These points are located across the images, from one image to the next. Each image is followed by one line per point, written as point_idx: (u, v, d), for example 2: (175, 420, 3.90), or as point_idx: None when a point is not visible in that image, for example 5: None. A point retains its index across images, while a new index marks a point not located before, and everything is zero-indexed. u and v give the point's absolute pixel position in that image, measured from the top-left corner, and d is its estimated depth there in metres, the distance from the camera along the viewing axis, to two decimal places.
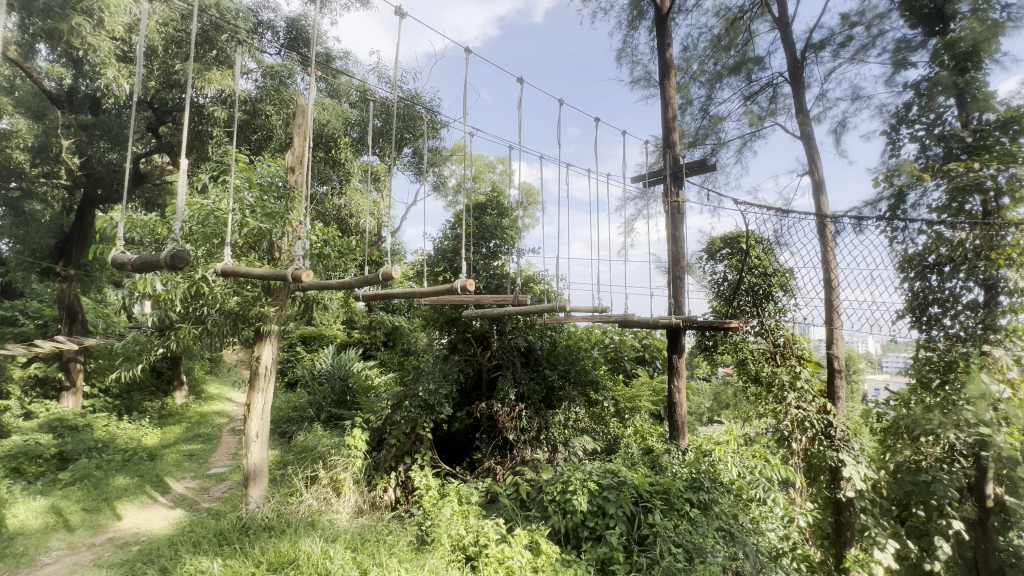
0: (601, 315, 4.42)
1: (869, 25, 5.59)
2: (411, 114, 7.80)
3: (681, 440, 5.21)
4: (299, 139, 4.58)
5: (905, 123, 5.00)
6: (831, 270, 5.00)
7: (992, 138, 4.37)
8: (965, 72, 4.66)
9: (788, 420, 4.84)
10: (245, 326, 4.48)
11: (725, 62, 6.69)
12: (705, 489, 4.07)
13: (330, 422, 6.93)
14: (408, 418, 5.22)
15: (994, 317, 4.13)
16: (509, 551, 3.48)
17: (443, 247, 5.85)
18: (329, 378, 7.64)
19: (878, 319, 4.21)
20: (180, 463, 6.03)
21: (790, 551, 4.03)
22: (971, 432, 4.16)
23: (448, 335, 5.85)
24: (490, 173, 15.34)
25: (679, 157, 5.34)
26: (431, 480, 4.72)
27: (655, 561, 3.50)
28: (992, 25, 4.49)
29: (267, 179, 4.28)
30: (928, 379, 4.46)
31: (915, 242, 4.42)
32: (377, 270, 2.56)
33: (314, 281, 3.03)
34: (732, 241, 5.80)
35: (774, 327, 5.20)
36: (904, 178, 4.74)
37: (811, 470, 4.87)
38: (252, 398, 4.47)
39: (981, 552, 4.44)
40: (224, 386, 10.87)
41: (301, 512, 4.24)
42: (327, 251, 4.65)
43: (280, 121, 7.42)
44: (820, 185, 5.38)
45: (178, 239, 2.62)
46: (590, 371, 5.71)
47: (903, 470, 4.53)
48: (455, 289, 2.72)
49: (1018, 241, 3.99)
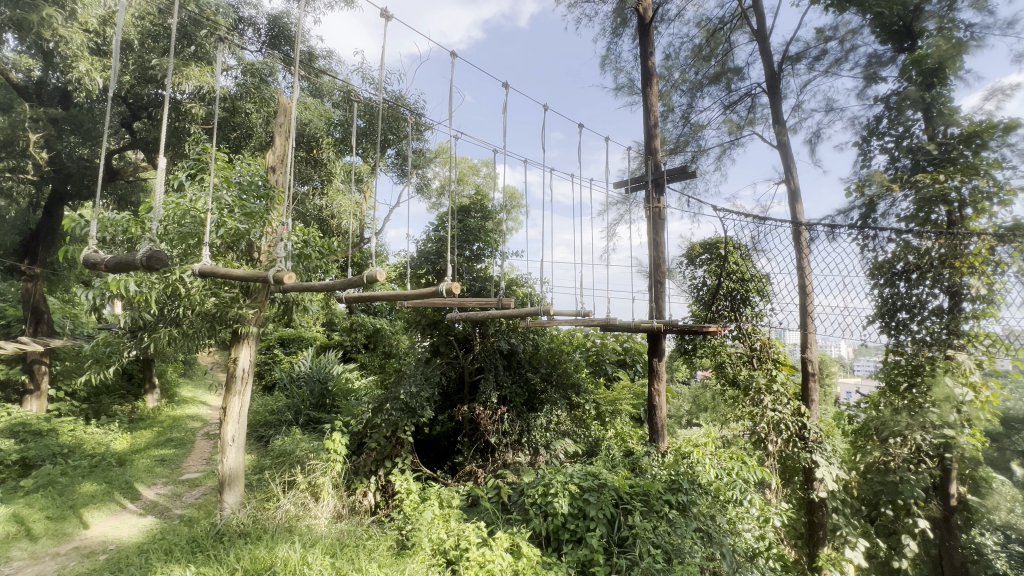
0: (583, 318, 4.48)
1: (842, 40, 5.81)
2: (395, 115, 7.73)
3: (661, 442, 5.28)
4: (281, 138, 4.57)
5: (876, 135, 5.19)
6: (805, 276, 5.15)
7: (955, 151, 4.58)
8: (931, 87, 4.88)
9: (764, 422, 4.95)
10: (221, 328, 4.41)
11: (706, 71, 6.87)
12: (683, 490, 4.16)
13: (308, 426, 6.84)
14: (389, 422, 5.20)
15: (957, 323, 4.31)
16: (489, 555, 3.47)
17: (427, 249, 5.82)
18: (308, 381, 7.48)
19: (849, 325, 4.39)
20: (152, 468, 5.86)
21: (765, 551, 4.14)
22: (936, 434, 4.33)
23: (430, 338, 5.84)
24: (473, 176, 15.33)
25: (660, 163, 5.43)
26: (412, 483, 4.69)
27: (634, 563, 3.54)
28: (956, 44, 4.75)
29: (246, 177, 4.18)
30: (896, 382, 4.60)
31: (885, 250, 4.57)
32: (361, 273, 2.53)
33: (296, 283, 2.98)
34: (711, 246, 5.90)
35: (751, 331, 5.30)
36: (875, 188, 4.97)
37: (785, 472, 4.98)
38: (228, 402, 4.38)
39: (945, 549, 4.69)
40: (199, 389, 10.59)
41: (277, 518, 4.16)
42: (308, 252, 4.59)
43: (260, 120, 7.35)
44: (796, 193, 5.56)
45: (154, 239, 2.56)
46: (572, 373, 5.74)
47: (872, 470, 4.69)
48: (440, 292, 2.71)
49: (980, 250, 4.17)
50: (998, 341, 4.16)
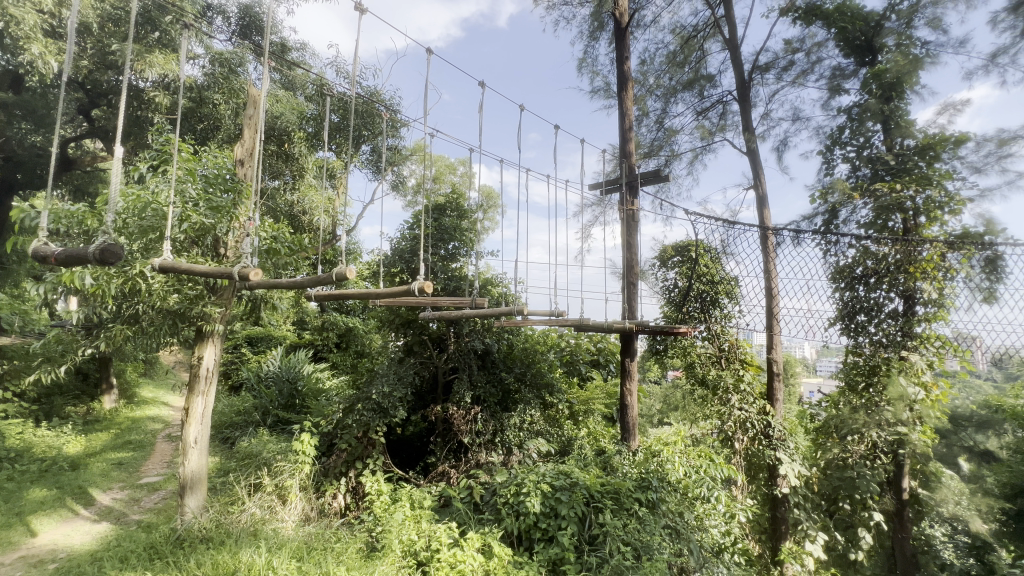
0: (557, 318, 4.50)
1: (808, 52, 6.02)
2: (370, 110, 7.60)
3: (632, 441, 5.37)
4: (249, 131, 4.43)
5: (838, 144, 5.41)
6: (772, 279, 5.33)
7: (911, 162, 4.83)
8: (890, 100, 5.11)
9: (731, 421, 5.09)
10: (185, 326, 4.26)
11: (679, 78, 7.01)
12: (653, 488, 4.23)
13: (276, 427, 6.66)
14: (360, 422, 5.12)
15: (911, 325, 4.53)
16: (461, 555, 3.45)
17: (401, 248, 5.74)
18: (277, 381, 7.30)
19: (812, 326, 4.57)
20: (108, 473, 5.60)
21: (731, 546, 4.27)
22: (891, 431, 4.53)
23: (404, 337, 5.77)
24: (450, 175, 15.23)
25: (635, 166, 5.52)
26: (383, 485, 4.63)
27: (604, 561, 3.59)
28: (913, 60, 5.01)
29: (212, 170, 4.04)
30: (854, 382, 4.80)
31: (846, 255, 4.76)
32: (331, 270, 2.48)
33: (263, 280, 2.90)
34: (683, 249, 6.02)
35: (720, 332, 5.44)
36: (837, 196, 5.18)
37: (751, 469, 5.14)
38: (191, 402, 4.24)
39: (898, 541, 4.93)
40: (160, 389, 10.18)
41: (242, 522, 4.05)
42: (277, 248, 4.46)
43: (229, 111, 7.12)
44: (764, 199, 5.73)
45: (110, 233, 2.45)
46: (545, 373, 5.77)
47: (832, 466, 4.85)
48: (412, 291, 2.68)
49: (932, 256, 4.40)
50: (948, 342, 4.38)
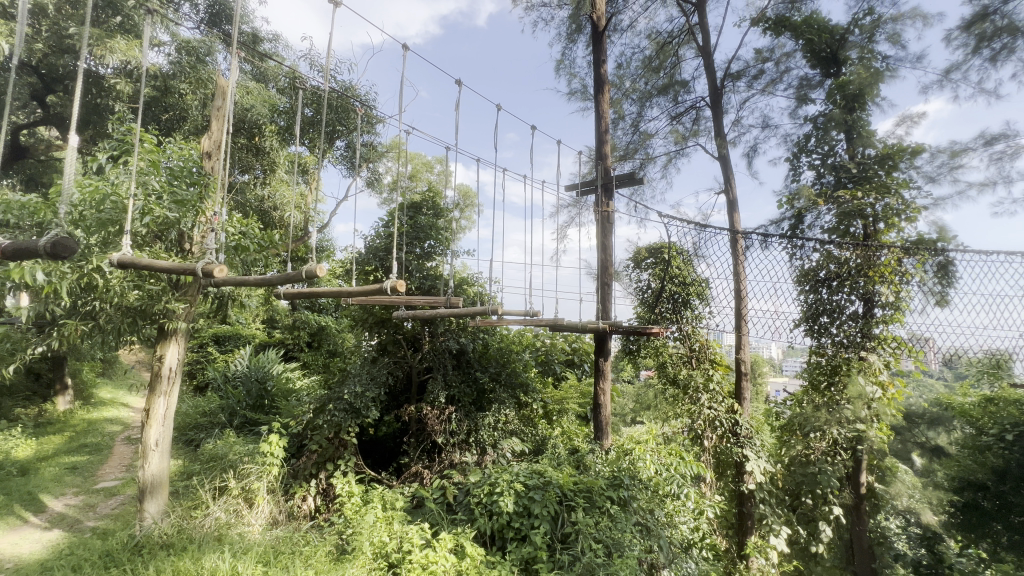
0: (532, 318, 4.50)
1: (777, 61, 6.22)
2: (344, 105, 7.45)
3: (605, 440, 5.43)
4: (217, 122, 4.29)
5: (805, 152, 5.60)
6: (740, 281, 5.47)
7: (871, 170, 5.04)
8: (853, 110, 5.32)
9: (701, 419, 5.22)
10: (145, 324, 4.09)
11: (655, 82, 7.13)
12: (624, 486, 4.30)
13: (244, 428, 6.47)
14: (331, 423, 5.01)
15: (870, 327, 4.72)
16: (433, 556, 3.42)
17: (375, 245, 5.66)
18: (245, 381, 7.10)
19: (778, 328, 4.73)
20: (61, 477, 5.33)
21: (699, 542, 4.36)
22: (851, 429, 4.72)
23: (378, 336, 5.70)
24: (427, 173, 15.10)
25: (610, 168, 5.58)
26: (354, 486, 4.55)
27: (576, 558, 3.62)
28: (874, 73, 5.24)
29: (177, 162, 3.89)
30: (817, 381, 4.98)
31: (810, 259, 4.93)
32: (300, 268, 2.43)
33: (230, 277, 2.80)
34: (656, 251, 6.13)
35: (691, 333, 5.56)
36: (803, 202, 5.35)
37: (719, 466, 5.28)
38: (152, 403, 4.08)
39: (855, 533, 5.15)
40: (120, 389, 9.76)
41: (206, 527, 3.92)
42: (245, 244, 4.32)
43: (196, 101, 6.88)
44: (734, 203, 5.89)
45: (63, 224, 2.31)
46: (520, 373, 5.78)
47: (795, 463, 5.03)
48: (384, 290, 2.65)
49: (889, 261, 4.62)
50: (903, 343, 4.61)
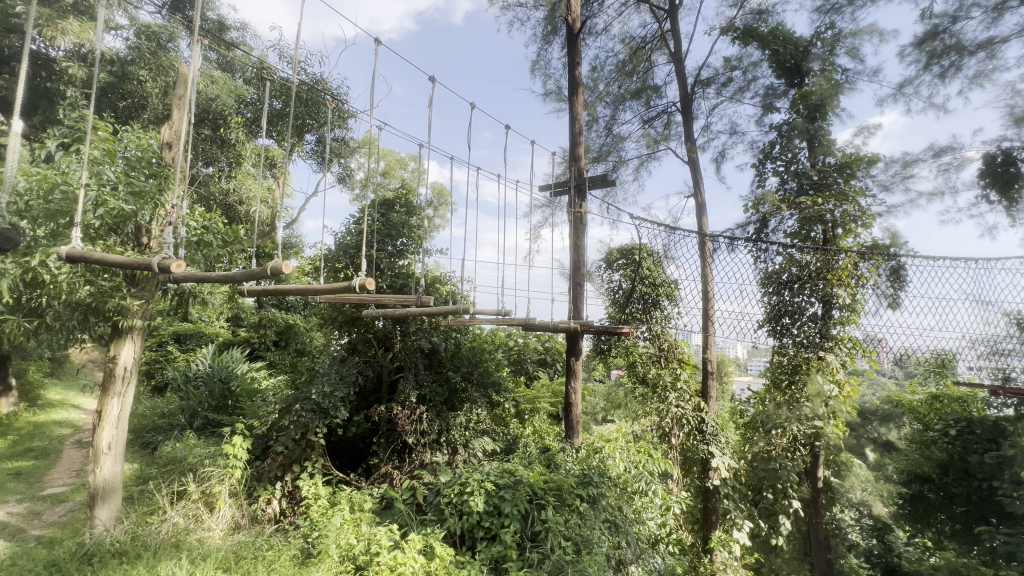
0: (504, 317, 4.49)
1: (745, 70, 6.41)
2: (314, 98, 7.26)
3: (576, 438, 5.48)
4: (178, 111, 4.12)
5: (770, 158, 5.80)
6: (708, 283, 5.62)
7: (831, 178, 5.27)
8: (815, 120, 5.54)
9: (669, 417, 5.34)
10: (98, 321, 3.89)
11: (628, 86, 7.24)
12: (593, 484, 4.35)
13: (205, 430, 6.24)
14: (298, 424, 4.89)
15: (828, 328, 4.93)
16: (401, 557, 3.38)
17: (346, 242, 5.55)
18: (207, 381, 6.85)
19: (743, 328, 4.89)
20: (3, 484, 5.02)
21: (666, 537, 4.47)
22: (809, 425, 4.94)
23: (348, 335, 5.60)
24: (400, 170, 14.89)
25: (583, 170, 5.63)
26: (321, 488, 4.45)
27: (545, 556, 3.64)
28: (834, 85, 5.47)
29: (134, 152, 3.73)
30: (779, 380, 5.17)
31: (774, 262, 5.10)
32: (265, 264, 2.36)
33: (190, 274, 2.70)
34: (627, 252, 6.23)
35: (661, 333, 5.67)
36: (767, 207, 5.54)
37: (685, 463, 5.41)
38: (105, 404, 3.89)
39: (812, 526, 5.37)
40: (70, 391, 9.25)
41: (162, 533, 3.77)
42: (208, 239, 4.16)
43: (156, 90, 6.60)
44: (703, 206, 6.04)
45: (5, 214, 2.18)
46: (492, 373, 5.77)
47: (757, 458, 5.21)
48: (352, 288, 2.60)
49: (846, 265, 4.84)
50: (858, 343, 4.85)
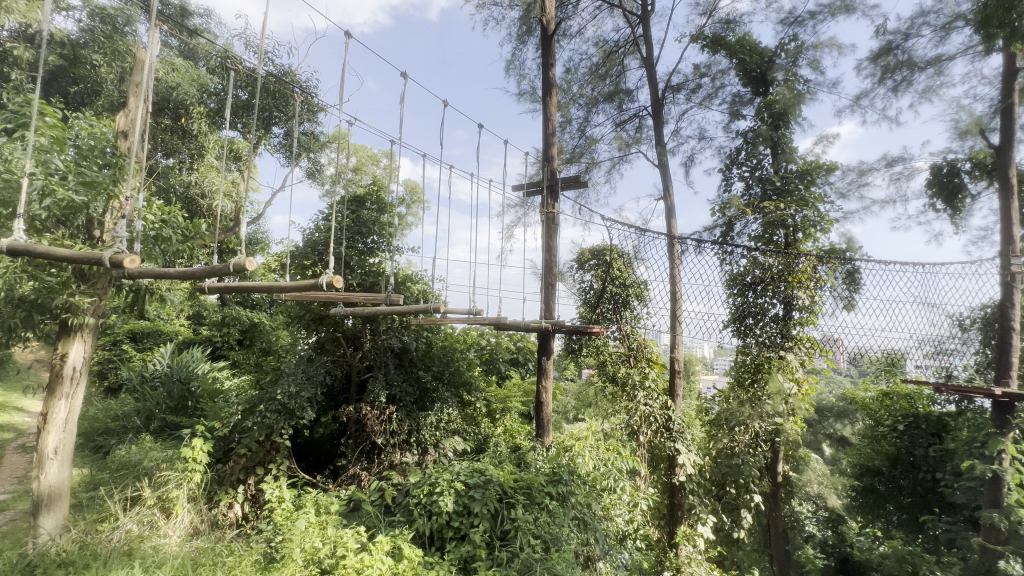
0: (476, 316, 4.48)
1: (713, 77, 6.60)
2: (282, 90, 7.06)
3: (546, 437, 5.51)
4: (134, 98, 3.95)
5: (736, 164, 5.99)
6: (676, 284, 5.76)
7: (793, 184, 5.49)
8: (778, 128, 5.75)
9: (637, 416, 5.44)
10: (43, 318, 3.68)
11: (601, 89, 7.34)
12: (563, 482, 4.39)
13: (162, 433, 5.98)
14: (262, 425, 4.75)
15: (788, 328, 5.11)
16: (368, 560, 3.32)
17: (314, 239, 5.42)
18: (165, 382, 6.57)
19: (709, 329, 5.04)
20: None
21: (633, 533, 4.55)
22: (770, 422, 5.12)
23: (316, 334, 5.48)
24: (372, 166, 14.64)
25: (556, 171, 5.67)
26: (285, 491, 4.33)
27: (514, 555, 3.66)
28: (797, 94, 5.69)
29: (86, 140, 3.54)
30: (742, 378, 5.32)
31: (738, 264, 5.28)
32: (228, 260, 2.28)
33: (147, 270, 2.58)
34: (599, 253, 6.32)
35: (630, 333, 5.76)
36: (733, 211, 5.72)
37: (653, 460, 5.52)
38: (51, 406, 3.68)
39: (772, 518, 5.58)
40: (13, 393, 8.69)
41: (114, 541, 3.59)
42: (167, 234, 3.98)
43: (111, 75, 6.28)
44: (671, 209, 6.18)
45: None
46: (463, 372, 5.75)
47: (722, 454, 5.38)
48: (319, 286, 2.54)
49: (806, 267, 5.03)
50: (816, 343, 5.05)
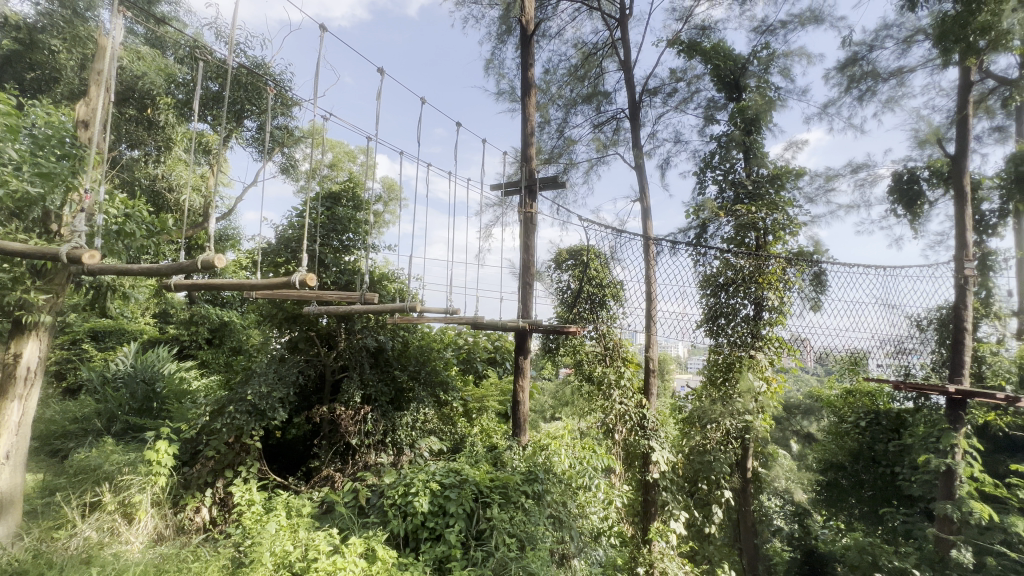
0: (453, 316, 4.46)
1: (689, 82, 6.73)
2: (255, 82, 6.87)
3: (523, 436, 5.52)
4: (96, 88, 3.85)
5: (710, 167, 6.12)
6: (651, 285, 5.85)
7: (764, 188, 5.65)
8: (750, 133, 5.91)
9: (613, 414, 5.51)
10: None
11: (580, 91, 7.40)
12: (539, 480, 4.42)
13: (125, 435, 5.76)
14: (231, 426, 4.62)
15: (758, 328, 5.21)
16: (341, 562, 3.26)
17: (287, 236, 5.31)
18: (129, 382, 6.32)
19: (683, 330, 5.19)
20: None
21: (608, 530, 4.61)
22: (740, 419, 5.25)
23: (288, 333, 5.36)
24: (349, 162, 14.40)
25: (535, 171, 5.70)
26: (255, 494, 4.22)
27: (489, 554, 3.66)
28: (768, 101, 5.86)
29: (42, 130, 3.38)
30: (714, 376, 5.45)
31: (711, 265, 5.40)
32: (196, 257, 2.21)
33: (107, 266, 2.47)
34: (576, 253, 6.37)
35: (606, 332, 5.79)
36: (707, 213, 5.82)
37: (628, 457, 5.59)
38: (2, 409, 3.55)
39: (742, 513, 5.73)
40: None
41: (72, 548, 3.44)
42: (130, 229, 3.83)
43: (72, 62, 6.01)
44: (647, 211, 6.28)
45: None
46: (440, 372, 5.70)
47: (694, 452, 5.50)
48: (292, 284, 2.48)
49: (776, 269, 5.19)
50: (785, 343, 5.16)
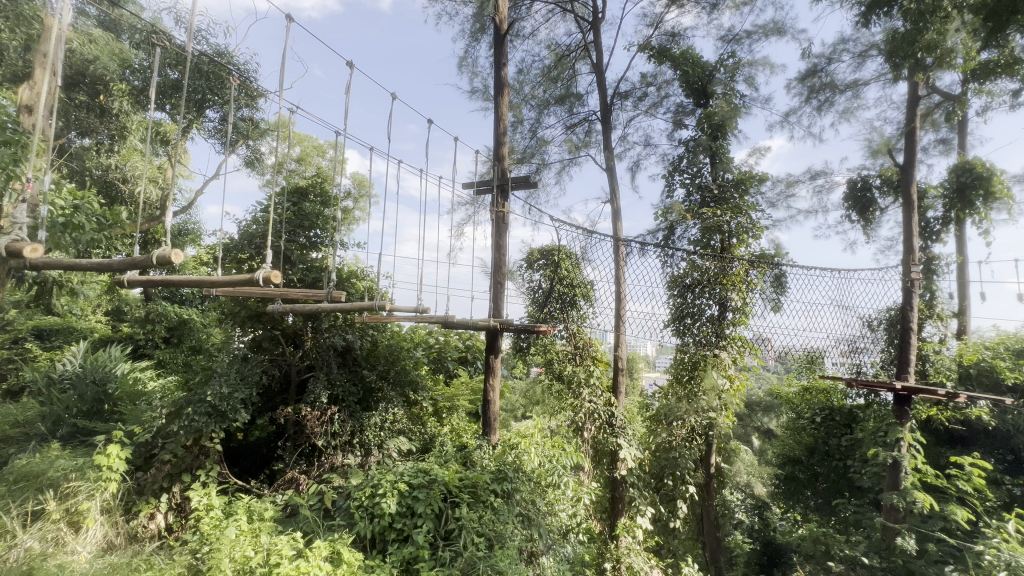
0: (423, 315, 4.40)
1: (659, 87, 6.87)
2: (217, 71, 6.61)
3: (493, 435, 5.52)
4: (41, 70, 3.68)
5: (678, 171, 6.27)
6: (621, 285, 5.96)
7: (729, 193, 5.83)
8: (716, 138, 6.09)
9: (582, 412, 5.57)
10: None
11: (553, 92, 7.45)
12: (508, 479, 4.43)
13: (72, 439, 5.44)
14: (189, 429, 4.42)
15: (722, 328, 5.42)
16: (305, 566, 3.18)
17: (250, 232, 5.13)
18: (77, 384, 5.98)
19: (652, 329, 5.36)
20: None
21: (576, 527, 4.67)
22: (705, 416, 5.41)
23: (251, 333, 5.19)
24: (317, 157, 14.04)
25: (507, 171, 5.70)
26: (215, 498, 4.06)
27: (457, 554, 3.65)
28: (733, 108, 6.04)
29: None
30: (680, 375, 5.58)
31: (678, 267, 5.55)
32: (151, 252, 2.11)
33: (55, 260, 2.32)
34: (547, 253, 6.41)
35: (577, 332, 5.88)
36: (675, 216, 5.95)
37: (596, 455, 5.66)
38: None
39: (705, 507, 5.91)
40: None
41: (11, 561, 3.23)
42: (79, 221, 3.60)
43: (15, 43, 5.64)
44: (618, 212, 6.38)
45: None
46: (410, 371, 5.64)
47: (660, 449, 5.65)
48: (255, 281, 2.41)
49: (739, 271, 5.38)
50: (747, 342, 5.38)
